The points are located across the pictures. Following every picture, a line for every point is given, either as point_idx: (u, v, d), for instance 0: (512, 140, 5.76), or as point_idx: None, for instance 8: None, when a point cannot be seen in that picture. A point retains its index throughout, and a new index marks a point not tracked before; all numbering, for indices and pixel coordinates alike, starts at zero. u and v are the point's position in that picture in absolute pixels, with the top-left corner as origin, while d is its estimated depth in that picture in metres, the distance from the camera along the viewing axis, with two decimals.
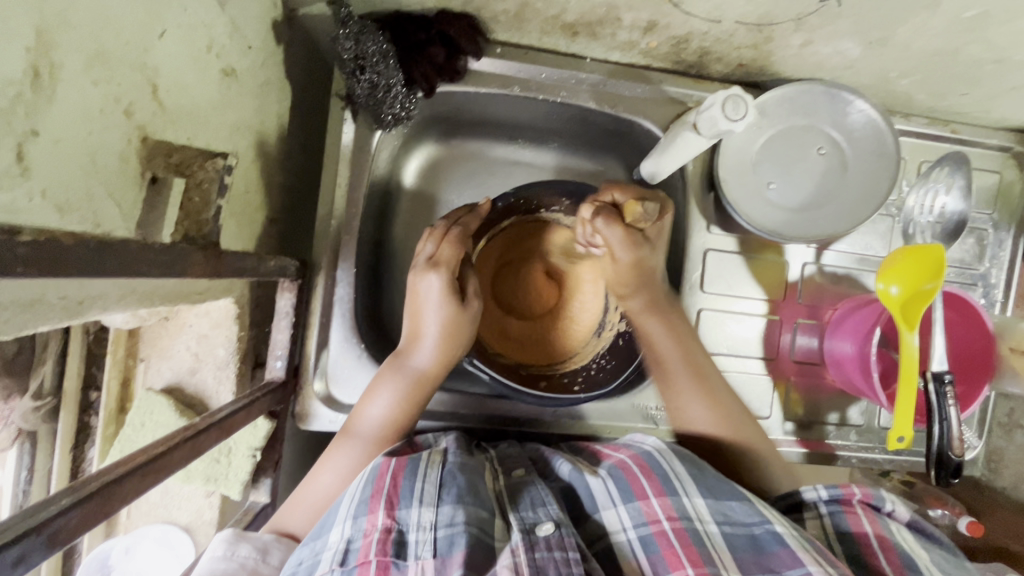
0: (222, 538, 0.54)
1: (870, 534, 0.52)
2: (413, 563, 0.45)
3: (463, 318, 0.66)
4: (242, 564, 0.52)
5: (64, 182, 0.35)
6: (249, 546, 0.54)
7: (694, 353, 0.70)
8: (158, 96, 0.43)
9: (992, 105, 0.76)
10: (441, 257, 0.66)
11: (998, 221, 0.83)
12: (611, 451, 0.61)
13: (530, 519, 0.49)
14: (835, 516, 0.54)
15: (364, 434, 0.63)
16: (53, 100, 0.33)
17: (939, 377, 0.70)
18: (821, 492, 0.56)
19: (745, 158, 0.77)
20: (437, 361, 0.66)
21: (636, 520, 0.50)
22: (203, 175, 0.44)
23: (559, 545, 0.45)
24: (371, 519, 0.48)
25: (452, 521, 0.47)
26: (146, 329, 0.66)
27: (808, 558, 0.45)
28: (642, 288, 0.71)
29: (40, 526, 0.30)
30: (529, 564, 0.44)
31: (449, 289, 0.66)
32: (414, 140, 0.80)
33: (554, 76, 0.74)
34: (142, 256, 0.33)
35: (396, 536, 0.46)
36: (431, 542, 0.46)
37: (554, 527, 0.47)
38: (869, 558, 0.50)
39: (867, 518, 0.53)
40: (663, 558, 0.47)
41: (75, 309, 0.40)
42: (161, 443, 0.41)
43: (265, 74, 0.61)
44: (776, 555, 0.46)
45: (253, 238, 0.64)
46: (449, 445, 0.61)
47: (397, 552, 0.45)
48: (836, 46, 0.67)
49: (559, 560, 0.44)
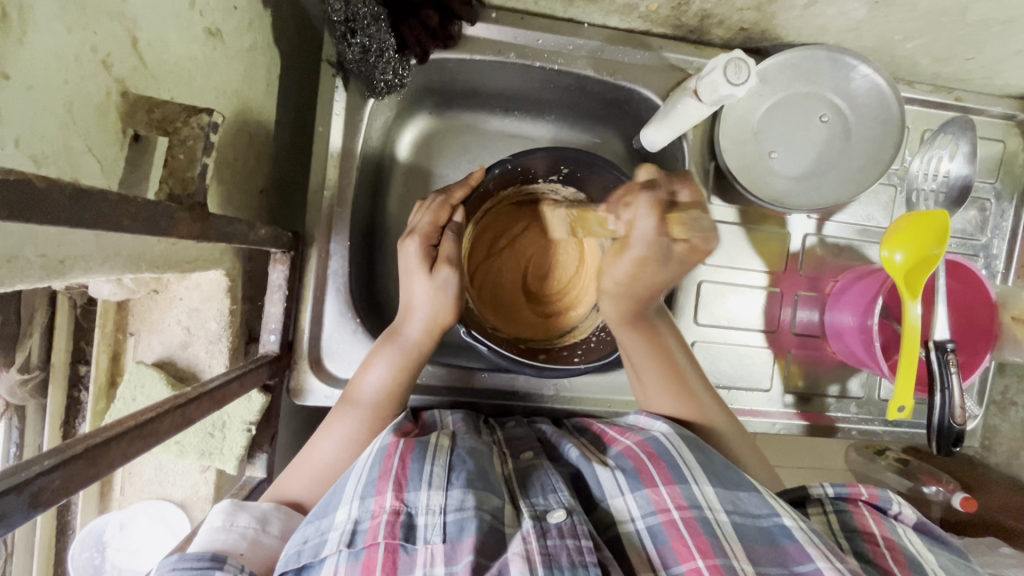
0: (222, 508, 0.53)
1: (876, 533, 0.51)
2: (422, 548, 0.44)
3: (438, 286, 0.64)
4: (242, 534, 0.51)
5: (38, 133, 0.33)
6: (248, 516, 0.53)
7: (669, 349, 0.67)
8: (138, 50, 0.42)
9: (998, 70, 0.75)
10: (419, 226, 0.66)
11: (1001, 191, 0.82)
12: (616, 434, 0.60)
13: (541, 506, 0.48)
14: (842, 514, 0.54)
15: (365, 403, 0.63)
16: (24, 42, 0.32)
17: (941, 346, 0.69)
18: (828, 489, 0.56)
19: (746, 127, 0.75)
20: (426, 334, 0.65)
21: (644, 509, 0.49)
22: (188, 132, 0.41)
23: (572, 533, 0.45)
24: (379, 500, 0.46)
25: (461, 505, 0.46)
26: (135, 302, 0.64)
27: (817, 553, 0.44)
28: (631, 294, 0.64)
29: (21, 485, 0.29)
30: (540, 552, 0.43)
31: (425, 255, 0.65)
32: (407, 111, 0.78)
33: (551, 43, 0.72)
34: (124, 209, 0.31)
35: (405, 519, 0.45)
36: (440, 526, 0.45)
37: (565, 515, 0.47)
38: (876, 557, 0.49)
39: (874, 519, 0.52)
40: (673, 548, 0.46)
41: (56, 268, 0.38)
42: (150, 410, 0.40)
43: (252, 36, 0.59)
44: (786, 550, 0.46)
45: (243, 209, 0.62)
46: (456, 427, 0.60)
47: (406, 535, 0.44)
48: (840, 7, 0.65)
49: (572, 548, 0.44)
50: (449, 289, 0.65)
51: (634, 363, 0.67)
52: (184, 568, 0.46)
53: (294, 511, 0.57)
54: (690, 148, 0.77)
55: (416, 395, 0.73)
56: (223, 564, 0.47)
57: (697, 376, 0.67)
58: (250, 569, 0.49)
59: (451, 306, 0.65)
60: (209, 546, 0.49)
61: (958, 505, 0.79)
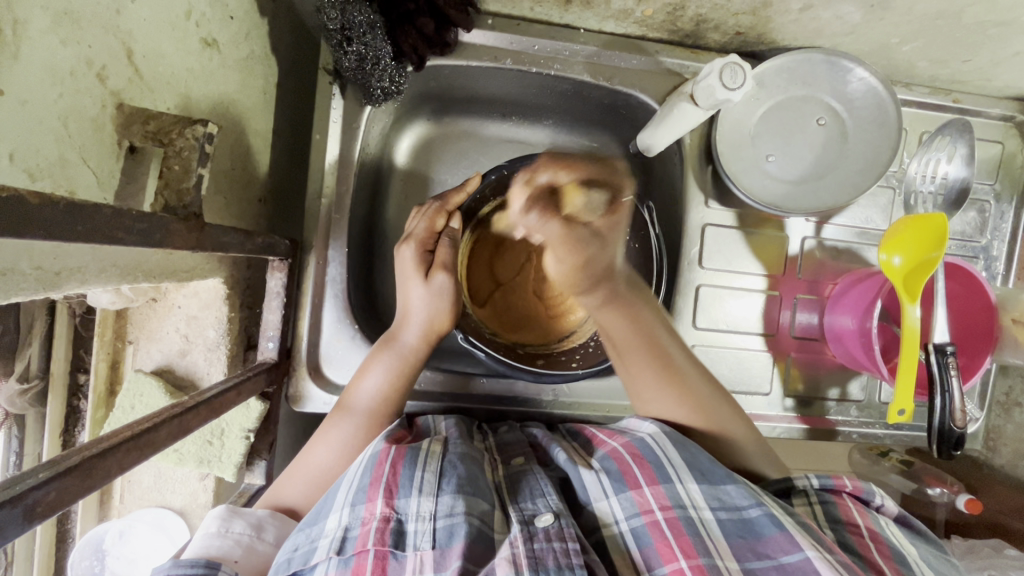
0: (217, 514, 0.54)
1: (861, 525, 0.51)
2: (412, 554, 0.44)
3: (433, 293, 0.65)
4: (237, 541, 0.52)
5: (34, 148, 0.34)
6: (243, 522, 0.53)
7: (657, 337, 0.66)
8: (134, 62, 0.42)
9: (996, 72, 0.75)
10: (415, 233, 0.67)
11: (1000, 192, 0.82)
12: (604, 438, 0.60)
13: (529, 510, 0.48)
14: (827, 505, 0.53)
15: (361, 410, 0.63)
16: (18, 57, 0.32)
17: (941, 348, 0.69)
18: (813, 480, 0.54)
19: (743, 131, 0.75)
20: (423, 342, 0.65)
21: (628, 511, 0.49)
22: (183, 143, 0.41)
23: (558, 536, 0.45)
24: (370, 507, 0.46)
25: (451, 512, 0.46)
26: (134, 311, 0.65)
27: (805, 542, 0.44)
28: (597, 285, 0.66)
29: (17, 498, 0.29)
30: (527, 555, 0.43)
31: (420, 261, 0.66)
32: (405, 118, 0.78)
33: (548, 48, 0.73)
34: (118, 222, 0.32)
35: (395, 525, 0.45)
36: (431, 532, 0.45)
37: (553, 518, 0.47)
38: (862, 548, 0.49)
39: (857, 510, 0.52)
40: (656, 549, 0.46)
41: (51, 280, 0.39)
42: (146, 419, 0.40)
43: (248, 45, 0.60)
44: (773, 540, 0.45)
45: (240, 217, 0.63)
46: (448, 433, 0.60)
47: (396, 542, 0.44)
48: (836, 10, 0.65)
49: (558, 551, 0.44)
50: (444, 295, 0.65)
51: (620, 349, 0.66)
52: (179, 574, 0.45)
53: (289, 518, 0.57)
54: (688, 152, 0.77)
55: (414, 401, 0.73)
56: (217, 570, 0.47)
57: (687, 362, 0.65)
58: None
59: (446, 312, 0.66)
60: (204, 553, 0.50)
61: (964, 507, 0.79)
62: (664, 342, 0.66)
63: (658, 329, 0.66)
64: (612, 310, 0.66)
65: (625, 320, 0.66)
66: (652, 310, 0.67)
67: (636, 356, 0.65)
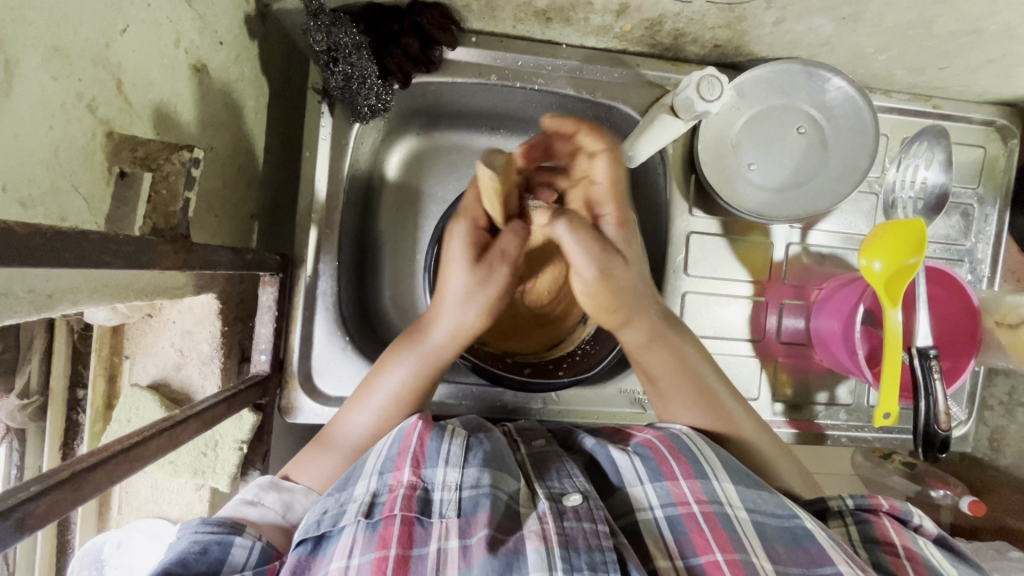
0: (258, 483, 0.57)
1: (897, 543, 0.50)
2: (437, 521, 0.46)
3: (484, 286, 0.64)
4: (265, 513, 0.54)
5: (26, 177, 0.36)
6: (275, 497, 0.56)
7: (702, 375, 0.66)
8: (123, 90, 0.44)
9: (973, 78, 0.76)
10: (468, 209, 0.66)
11: (983, 196, 0.83)
12: (634, 431, 0.60)
13: (556, 489, 0.50)
14: (862, 525, 0.53)
15: (346, 448, 0.61)
16: (11, 94, 0.34)
17: (924, 351, 0.70)
18: (848, 500, 0.55)
19: (725, 140, 0.76)
20: (452, 343, 0.65)
21: (664, 499, 0.50)
22: (170, 168, 0.43)
23: (589, 517, 0.46)
24: (397, 475, 0.48)
25: (477, 483, 0.48)
26: (130, 327, 0.67)
27: (840, 558, 0.45)
28: (639, 319, 0.65)
29: (7, 510, 0.30)
30: (557, 533, 0.45)
31: (472, 239, 0.65)
32: (394, 133, 0.80)
33: (530, 63, 0.74)
34: (104, 246, 0.33)
35: (421, 493, 0.47)
36: (456, 501, 0.47)
37: (582, 499, 0.48)
38: (897, 569, 0.49)
39: (895, 529, 0.52)
40: (691, 540, 0.47)
41: (44, 302, 0.41)
42: (137, 433, 0.42)
43: (238, 69, 0.62)
44: (808, 551, 0.46)
45: (233, 234, 0.65)
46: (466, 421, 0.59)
47: (422, 509, 0.46)
48: (809, 23, 0.66)
49: (589, 531, 0.44)
50: (487, 288, 0.64)
51: (655, 378, 0.66)
52: (206, 531, 0.48)
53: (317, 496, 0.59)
54: (671, 161, 0.78)
55: None
56: (240, 531, 0.50)
57: (722, 387, 0.66)
58: (264, 539, 0.51)
59: (483, 316, 0.65)
60: (233, 512, 0.53)
61: (968, 509, 0.80)
62: (706, 377, 0.65)
63: (708, 373, 0.66)
64: (658, 348, 0.66)
65: (669, 357, 0.66)
66: (699, 354, 0.67)
67: (677, 386, 0.65)
